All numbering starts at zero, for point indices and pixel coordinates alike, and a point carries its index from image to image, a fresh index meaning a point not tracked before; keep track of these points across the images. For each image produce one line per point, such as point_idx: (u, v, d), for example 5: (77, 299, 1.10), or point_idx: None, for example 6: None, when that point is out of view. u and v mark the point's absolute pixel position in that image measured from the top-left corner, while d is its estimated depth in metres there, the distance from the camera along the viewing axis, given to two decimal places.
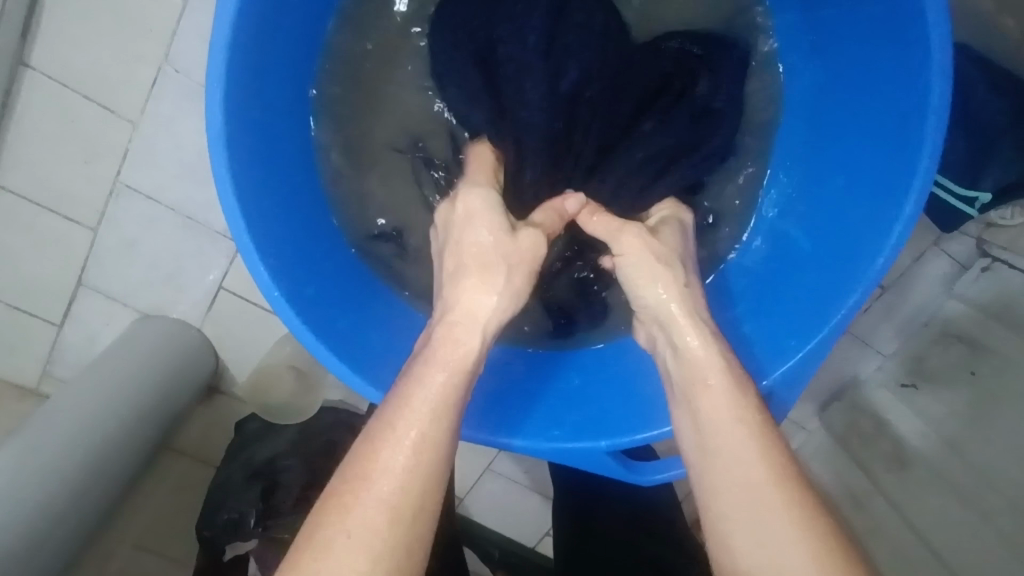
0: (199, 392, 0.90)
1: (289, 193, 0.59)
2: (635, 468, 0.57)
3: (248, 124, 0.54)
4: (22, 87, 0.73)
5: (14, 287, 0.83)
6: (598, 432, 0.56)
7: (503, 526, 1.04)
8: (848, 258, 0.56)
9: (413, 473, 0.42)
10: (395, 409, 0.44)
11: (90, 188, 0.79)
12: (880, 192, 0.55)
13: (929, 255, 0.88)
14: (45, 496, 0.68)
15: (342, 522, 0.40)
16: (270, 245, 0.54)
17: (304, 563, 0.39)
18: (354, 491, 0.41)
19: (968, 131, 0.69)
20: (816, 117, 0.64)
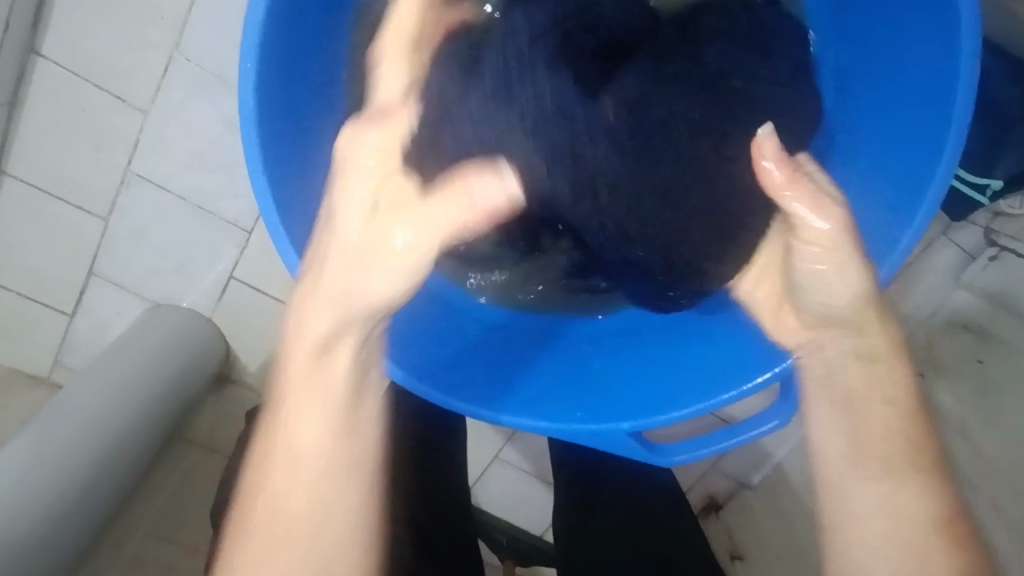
0: (210, 381, 0.90)
1: (319, 175, 0.59)
2: (656, 448, 0.58)
3: (278, 109, 0.54)
4: (33, 75, 0.73)
5: (26, 277, 0.84)
6: (620, 414, 0.57)
7: (510, 514, 1.05)
8: (919, 159, 0.53)
9: (308, 453, 0.50)
10: (277, 417, 0.50)
11: (102, 177, 0.79)
12: (913, 160, 0.54)
13: (937, 244, 0.88)
14: (60, 485, 0.69)
15: (264, 493, 0.50)
16: (301, 231, 0.55)
17: (246, 513, 0.50)
18: (272, 466, 0.50)
19: (981, 120, 0.69)
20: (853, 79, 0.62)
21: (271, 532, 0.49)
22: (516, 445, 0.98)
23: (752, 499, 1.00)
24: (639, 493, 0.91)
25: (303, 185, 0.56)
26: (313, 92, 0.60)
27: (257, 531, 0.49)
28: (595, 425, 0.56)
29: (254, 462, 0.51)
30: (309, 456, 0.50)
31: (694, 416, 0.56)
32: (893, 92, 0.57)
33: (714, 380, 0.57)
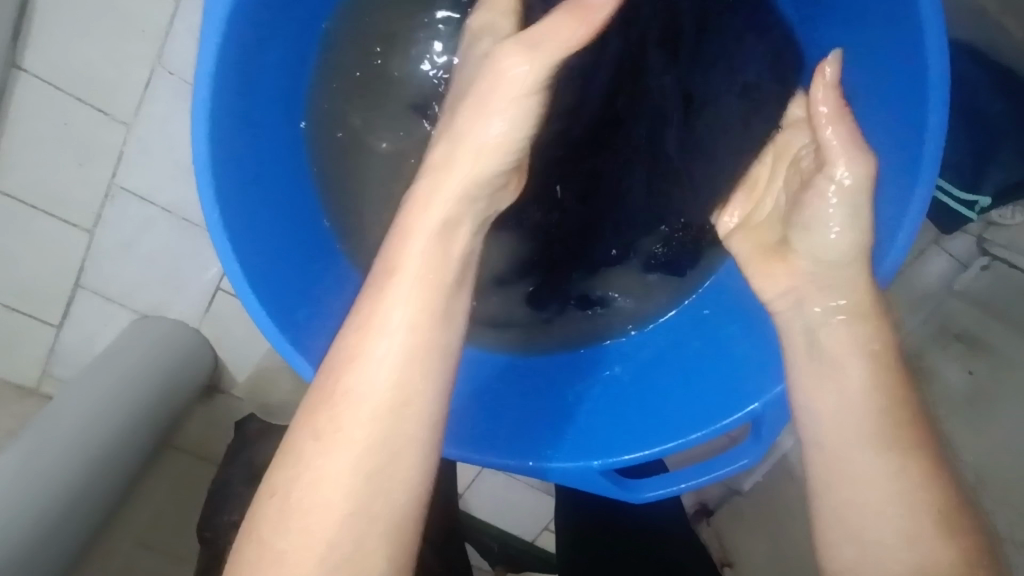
0: (198, 391, 0.90)
1: (277, 207, 0.59)
2: (627, 485, 0.57)
3: (235, 141, 0.53)
4: (15, 90, 0.73)
5: (12, 289, 0.84)
6: (593, 451, 0.56)
7: (503, 522, 1.05)
8: (891, 202, 0.53)
9: (404, 352, 0.45)
10: (367, 313, 0.46)
11: (86, 190, 0.78)
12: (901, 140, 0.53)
13: (929, 253, 0.88)
14: (46, 502, 0.69)
15: (333, 411, 0.43)
16: (257, 266, 0.54)
17: (302, 447, 0.43)
18: (344, 382, 0.44)
19: (967, 131, 0.68)
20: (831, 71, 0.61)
21: (335, 470, 0.42)
22: None
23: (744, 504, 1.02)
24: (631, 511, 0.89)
25: (254, 218, 0.55)
26: (270, 117, 0.58)
27: (319, 461, 0.42)
28: (566, 464, 0.55)
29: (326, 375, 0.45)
30: (375, 404, 0.43)
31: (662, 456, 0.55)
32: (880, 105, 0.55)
33: (685, 420, 0.56)
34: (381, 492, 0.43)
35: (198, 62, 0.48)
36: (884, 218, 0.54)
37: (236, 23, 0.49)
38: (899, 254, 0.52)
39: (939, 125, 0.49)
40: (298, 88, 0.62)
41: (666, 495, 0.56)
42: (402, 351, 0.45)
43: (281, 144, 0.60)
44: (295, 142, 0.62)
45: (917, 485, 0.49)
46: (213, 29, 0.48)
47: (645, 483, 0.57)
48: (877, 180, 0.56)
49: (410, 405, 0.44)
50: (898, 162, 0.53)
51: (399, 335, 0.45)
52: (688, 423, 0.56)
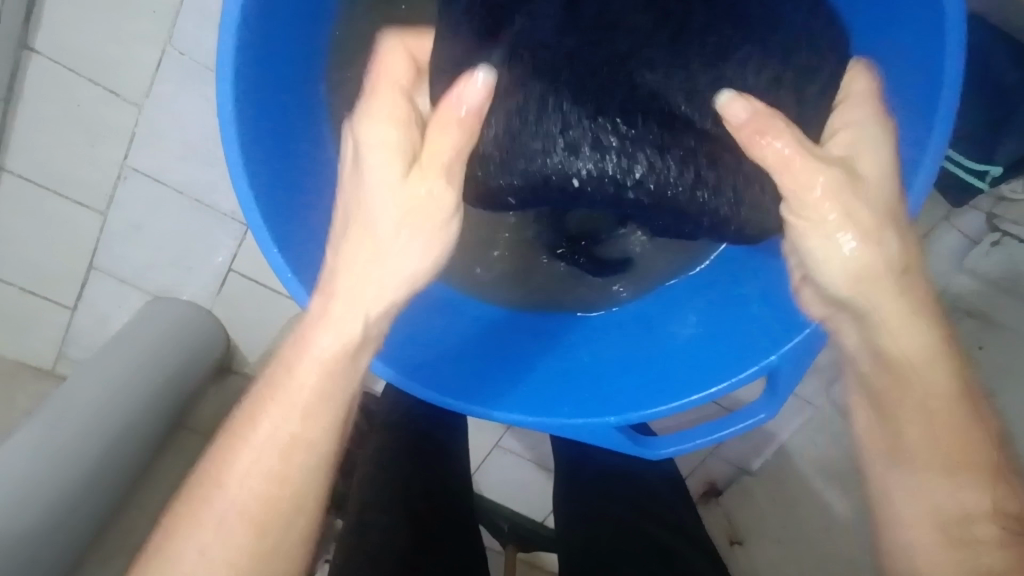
0: (211, 372, 0.91)
1: (296, 167, 0.57)
2: (643, 441, 0.58)
3: (253, 100, 0.51)
4: (27, 70, 0.73)
5: (26, 271, 0.84)
6: (610, 409, 0.58)
7: (514, 501, 1.07)
8: None
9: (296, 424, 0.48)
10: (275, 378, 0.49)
11: (99, 172, 0.79)
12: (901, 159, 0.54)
13: (939, 231, 0.87)
14: (62, 481, 0.70)
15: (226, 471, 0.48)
16: (282, 228, 0.53)
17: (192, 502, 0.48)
18: (237, 442, 0.48)
19: (979, 104, 0.68)
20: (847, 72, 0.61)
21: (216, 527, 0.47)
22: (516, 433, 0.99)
23: (752, 484, 1.06)
24: (636, 484, 0.90)
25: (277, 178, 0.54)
26: (294, 90, 0.59)
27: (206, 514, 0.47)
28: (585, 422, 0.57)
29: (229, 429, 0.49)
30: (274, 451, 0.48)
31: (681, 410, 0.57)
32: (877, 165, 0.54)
33: (704, 376, 0.58)
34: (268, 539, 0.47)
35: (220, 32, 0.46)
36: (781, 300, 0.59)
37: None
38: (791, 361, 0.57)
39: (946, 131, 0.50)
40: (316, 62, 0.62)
41: (682, 451, 0.58)
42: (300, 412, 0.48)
43: (296, 103, 0.58)
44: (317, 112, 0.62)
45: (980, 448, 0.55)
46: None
47: (662, 440, 0.59)
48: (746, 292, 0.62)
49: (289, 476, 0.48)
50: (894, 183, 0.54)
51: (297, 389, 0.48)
52: (702, 381, 0.58)
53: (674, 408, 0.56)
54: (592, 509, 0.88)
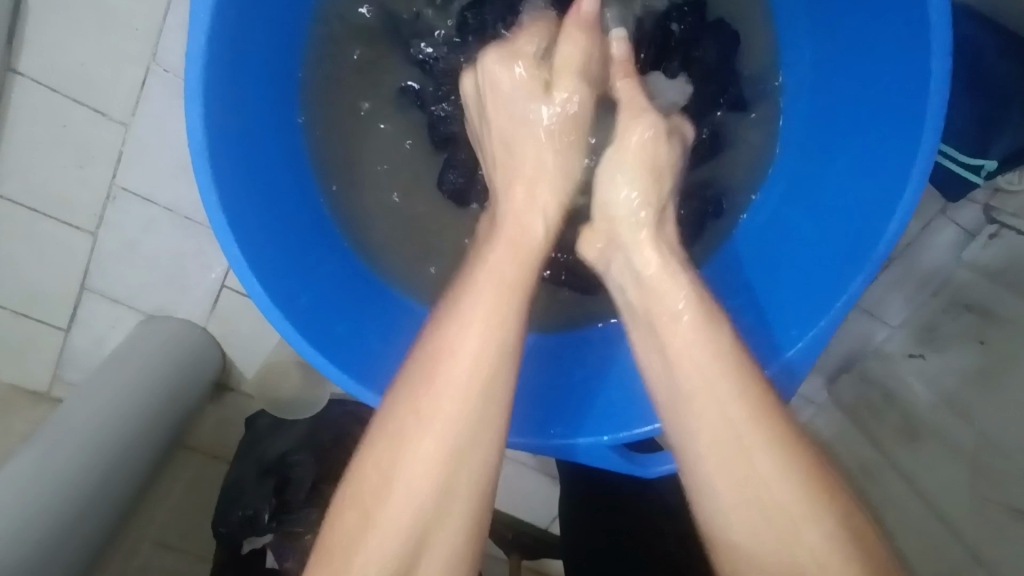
0: (208, 391, 0.91)
1: (276, 199, 0.58)
2: (637, 460, 0.58)
3: (231, 132, 0.53)
4: (12, 94, 0.73)
5: (19, 295, 0.84)
6: (599, 427, 0.57)
7: (515, 508, 1.06)
8: (873, 213, 0.54)
9: (458, 431, 0.43)
10: (434, 350, 0.45)
11: (88, 192, 0.78)
12: (886, 175, 0.54)
13: (937, 223, 0.86)
14: (56, 508, 0.69)
15: (397, 453, 0.43)
16: (265, 257, 0.54)
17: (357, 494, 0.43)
18: (408, 419, 0.43)
19: (972, 97, 0.67)
20: (824, 103, 0.62)
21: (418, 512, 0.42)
22: None
23: None
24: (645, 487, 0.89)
25: (255, 206, 0.55)
26: (265, 112, 0.58)
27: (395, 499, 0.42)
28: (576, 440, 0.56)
29: (385, 408, 0.45)
30: (465, 362, 0.44)
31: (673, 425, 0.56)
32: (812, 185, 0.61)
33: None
34: (431, 474, 0.42)
35: (187, 68, 0.48)
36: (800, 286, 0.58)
37: (228, 15, 0.49)
38: (800, 352, 0.54)
39: (928, 149, 0.50)
40: (296, 79, 0.62)
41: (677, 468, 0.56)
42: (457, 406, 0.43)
43: (274, 123, 0.59)
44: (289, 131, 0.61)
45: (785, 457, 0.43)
46: (202, 15, 0.47)
47: (658, 457, 0.57)
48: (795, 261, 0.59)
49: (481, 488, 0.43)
50: (886, 185, 0.54)
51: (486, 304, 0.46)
52: None
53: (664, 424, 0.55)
54: (596, 514, 0.86)
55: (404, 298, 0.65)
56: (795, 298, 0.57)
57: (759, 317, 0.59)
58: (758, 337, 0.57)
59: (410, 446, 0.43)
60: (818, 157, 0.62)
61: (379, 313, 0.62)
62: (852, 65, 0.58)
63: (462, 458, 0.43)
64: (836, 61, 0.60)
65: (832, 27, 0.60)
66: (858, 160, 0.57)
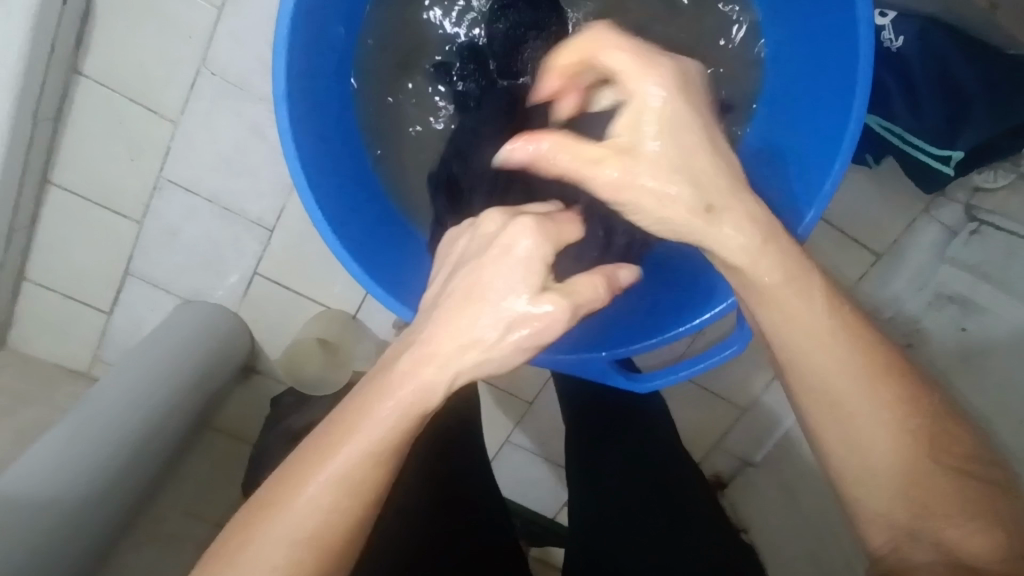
0: (234, 372, 0.97)
1: (338, 155, 0.65)
2: (635, 378, 0.62)
3: (304, 95, 0.60)
4: (75, 92, 0.81)
5: (67, 278, 0.91)
6: (600, 346, 0.62)
7: (525, 498, 1.10)
8: (843, 88, 0.58)
9: (334, 499, 0.45)
10: (344, 423, 0.46)
11: (137, 183, 0.86)
12: (843, 54, 0.58)
13: (920, 222, 0.92)
14: (87, 473, 0.74)
15: (278, 516, 0.45)
16: (330, 200, 0.60)
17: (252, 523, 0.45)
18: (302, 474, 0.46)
19: (944, 97, 0.73)
20: (783, 19, 0.66)
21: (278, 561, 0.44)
22: (526, 428, 1.03)
23: (756, 475, 1.04)
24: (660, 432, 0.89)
25: (322, 156, 0.61)
26: (329, 82, 0.65)
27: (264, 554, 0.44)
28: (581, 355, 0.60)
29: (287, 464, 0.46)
30: (356, 459, 0.45)
31: (661, 344, 0.61)
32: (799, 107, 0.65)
33: (689, 308, 0.62)
34: (305, 539, 0.45)
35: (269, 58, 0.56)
36: (804, 170, 0.61)
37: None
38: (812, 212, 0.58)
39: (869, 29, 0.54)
40: (348, 56, 0.67)
41: (671, 384, 0.61)
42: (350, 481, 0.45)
43: (339, 97, 0.66)
44: (350, 107, 0.68)
45: (862, 417, 0.52)
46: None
47: (653, 375, 0.62)
48: (804, 150, 0.62)
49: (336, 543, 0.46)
50: (848, 60, 0.58)
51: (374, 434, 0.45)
52: (688, 316, 0.61)
53: (663, 341, 0.61)
54: (594, 451, 0.83)
55: None
56: (804, 179, 0.61)
57: (784, 199, 0.62)
58: (786, 213, 0.61)
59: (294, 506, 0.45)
60: (795, 66, 0.66)
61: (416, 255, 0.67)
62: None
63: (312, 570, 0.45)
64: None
65: None
66: (824, 61, 0.61)
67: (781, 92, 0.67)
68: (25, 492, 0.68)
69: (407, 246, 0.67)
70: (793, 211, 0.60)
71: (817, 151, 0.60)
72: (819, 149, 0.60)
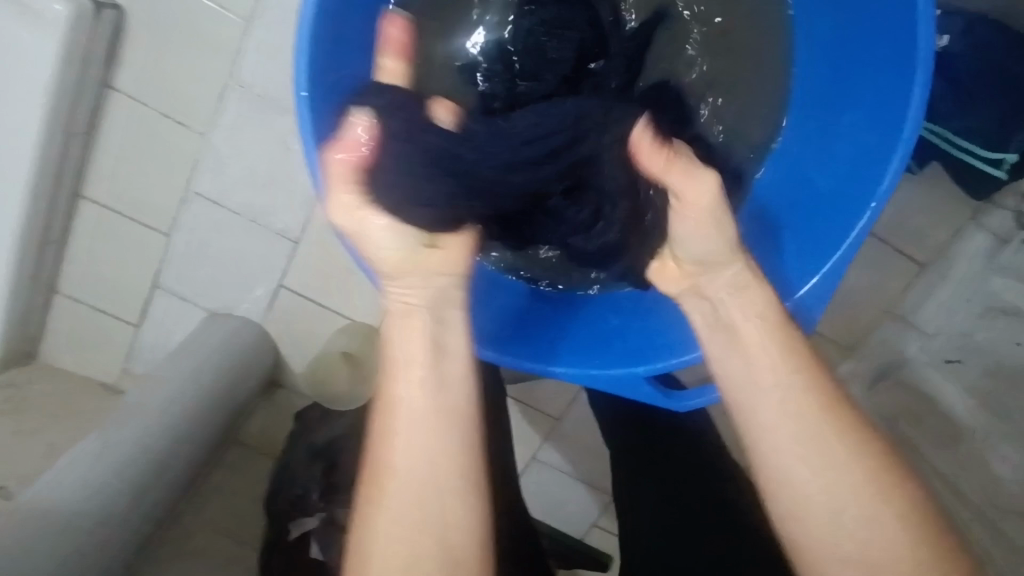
0: (259, 386, 0.96)
1: None
2: (672, 394, 0.60)
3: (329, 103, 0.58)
4: (107, 106, 0.82)
5: (98, 291, 0.92)
6: (635, 360, 0.60)
7: (553, 517, 1.07)
8: (878, 157, 0.59)
9: (432, 462, 0.47)
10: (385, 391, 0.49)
11: (166, 196, 0.87)
12: (889, 116, 0.58)
13: (966, 231, 0.88)
14: (111, 488, 0.73)
15: (388, 485, 0.47)
16: None
17: (369, 502, 0.47)
18: (386, 451, 0.48)
19: (994, 96, 0.70)
20: (828, 59, 0.65)
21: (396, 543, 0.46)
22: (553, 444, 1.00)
23: None
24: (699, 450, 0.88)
25: None
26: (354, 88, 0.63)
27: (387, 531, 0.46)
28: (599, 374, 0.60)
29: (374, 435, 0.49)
30: (418, 418, 0.47)
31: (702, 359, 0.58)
32: (831, 184, 0.63)
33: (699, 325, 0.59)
34: (418, 504, 0.46)
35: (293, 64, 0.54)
36: (817, 231, 0.61)
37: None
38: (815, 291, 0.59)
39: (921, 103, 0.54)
40: None
41: (709, 403, 0.58)
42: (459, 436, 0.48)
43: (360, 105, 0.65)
44: None
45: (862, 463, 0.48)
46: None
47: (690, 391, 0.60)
48: (820, 211, 0.62)
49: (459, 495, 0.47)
50: (891, 125, 0.58)
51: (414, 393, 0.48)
52: None
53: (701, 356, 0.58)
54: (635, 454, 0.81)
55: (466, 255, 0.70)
56: (818, 239, 0.61)
57: (786, 259, 0.62)
58: (786, 278, 0.61)
59: (399, 472, 0.47)
60: (829, 116, 0.65)
61: None
62: (838, 73, 0.64)
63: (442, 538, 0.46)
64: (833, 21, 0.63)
65: None
66: (862, 122, 0.61)
67: (808, 142, 0.66)
68: (49, 509, 0.68)
69: None
70: (798, 273, 0.61)
71: (835, 214, 0.61)
72: (837, 214, 0.60)
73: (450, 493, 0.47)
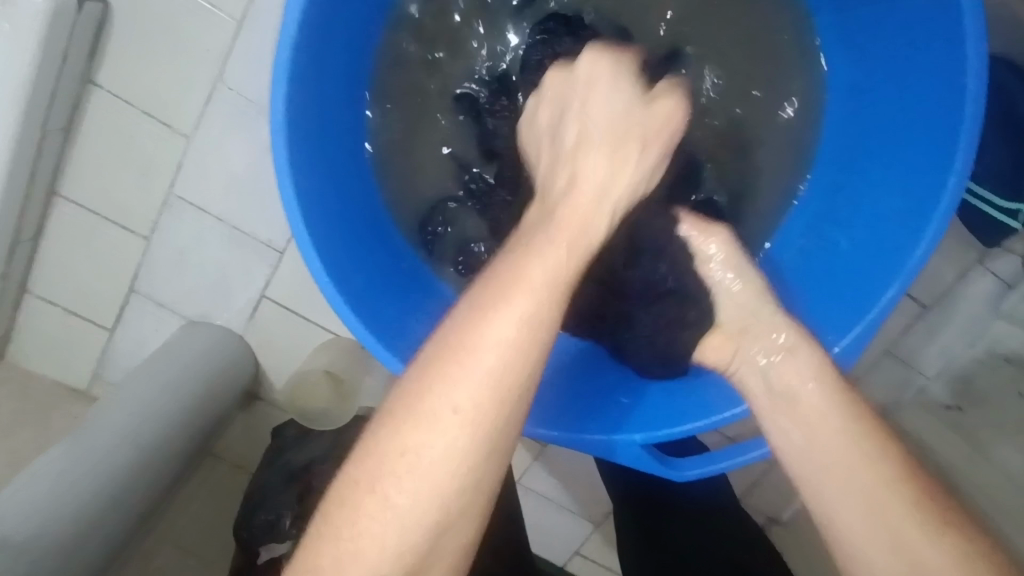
0: (238, 399, 0.93)
1: (343, 185, 0.61)
2: (667, 462, 0.58)
3: (308, 124, 0.56)
4: (88, 102, 0.78)
5: (72, 293, 0.88)
6: (635, 427, 0.57)
7: (535, 544, 1.05)
8: (913, 212, 0.56)
9: (478, 392, 0.43)
10: (480, 309, 0.45)
11: (147, 199, 0.83)
12: (925, 171, 0.56)
13: (973, 274, 0.84)
14: (76, 505, 0.69)
15: (428, 398, 0.43)
16: (325, 238, 0.56)
17: (399, 418, 0.43)
18: (449, 361, 0.44)
19: (1009, 143, 0.68)
20: (854, 111, 0.63)
21: (425, 462, 0.42)
22: (538, 470, 0.96)
23: (783, 535, 0.97)
24: (694, 499, 0.87)
25: (323, 190, 0.58)
26: (339, 108, 0.61)
27: (414, 453, 0.42)
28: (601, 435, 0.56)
29: (440, 338, 0.45)
30: (492, 348, 0.44)
31: (701, 431, 0.56)
32: (853, 246, 0.60)
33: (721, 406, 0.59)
34: (452, 441, 0.43)
35: (273, 84, 0.52)
36: (846, 293, 0.59)
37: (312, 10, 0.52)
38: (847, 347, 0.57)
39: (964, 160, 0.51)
40: (360, 79, 0.64)
41: (707, 474, 0.57)
42: (499, 364, 0.44)
43: (346, 125, 0.62)
44: (361, 132, 0.65)
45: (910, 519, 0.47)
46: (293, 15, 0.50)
47: (687, 462, 0.58)
48: (845, 268, 0.60)
49: (478, 450, 0.43)
50: (927, 181, 0.55)
51: (543, 284, 0.47)
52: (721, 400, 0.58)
53: (697, 427, 0.56)
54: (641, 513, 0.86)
55: (445, 294, 0.67)
56: (845, 304, 0.59)
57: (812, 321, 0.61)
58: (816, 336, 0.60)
59: (445, 390, 0.43)
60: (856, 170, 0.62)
61: (417, 304, 0.64)
62: (869, 127, 0.61)
63: (460, 461, 0.43)
64: (867, 71, 0.61)
65: (864, 36, 0.60)
66: (894, 175, 0.58)
67: (833, 198, 0.64)
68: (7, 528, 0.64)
69: (413, 296, 0.64)
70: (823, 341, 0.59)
71: (862, 273, 0.58)
72: (863, 274, 0.58)
73: (481, 450, 0.43)
